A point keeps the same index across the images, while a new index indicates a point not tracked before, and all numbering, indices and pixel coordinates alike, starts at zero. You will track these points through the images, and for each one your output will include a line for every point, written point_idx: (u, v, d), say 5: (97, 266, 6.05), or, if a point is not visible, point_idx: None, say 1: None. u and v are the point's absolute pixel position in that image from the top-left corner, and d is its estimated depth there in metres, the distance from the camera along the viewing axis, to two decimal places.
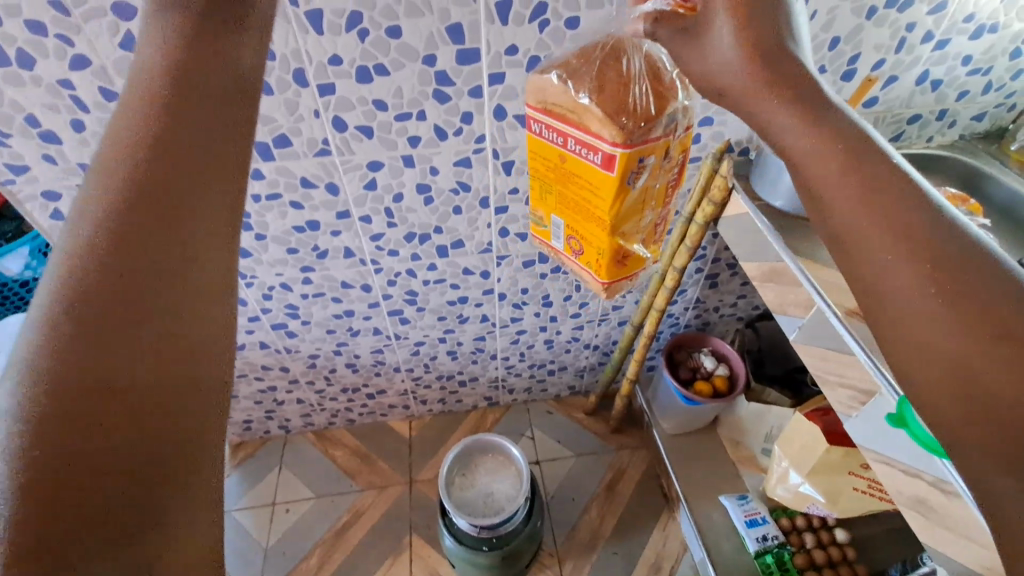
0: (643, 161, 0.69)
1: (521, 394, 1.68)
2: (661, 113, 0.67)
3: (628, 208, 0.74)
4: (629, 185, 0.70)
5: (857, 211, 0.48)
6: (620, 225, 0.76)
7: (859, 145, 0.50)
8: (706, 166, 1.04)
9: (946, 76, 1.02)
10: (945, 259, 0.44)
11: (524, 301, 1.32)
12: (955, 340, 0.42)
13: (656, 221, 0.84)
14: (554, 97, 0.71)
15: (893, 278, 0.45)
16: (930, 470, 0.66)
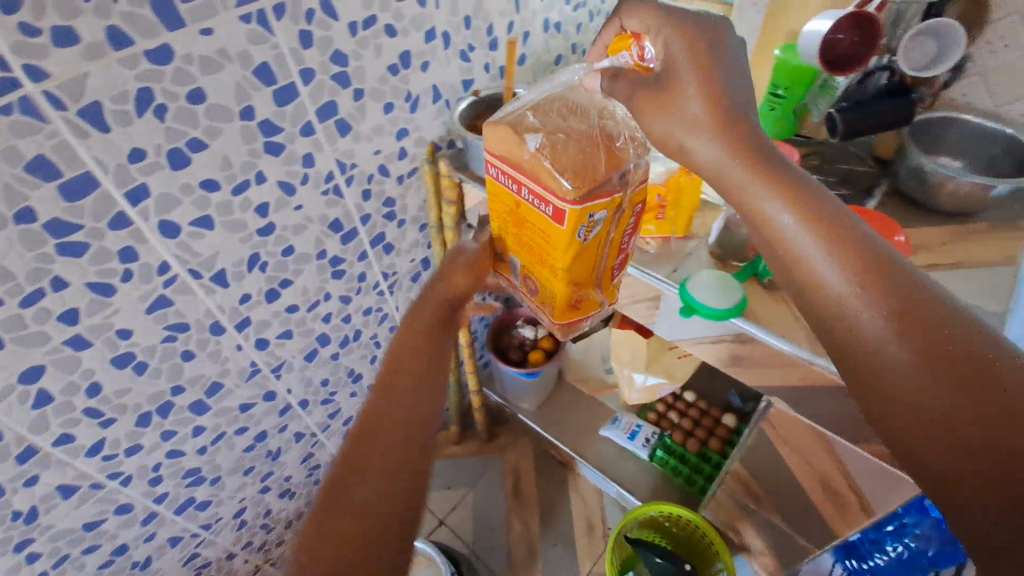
0: (596, 216, 0.61)
1: (386, 472, 1.51)
2: (612, 168, 0.61)
3: (586, 258, 0.66)
4: (583, 240, 0.63)
5: (836, 257, 0.50)
6: (575, 278, 0.68)
7: (829, 209, 0.53)
8: (426, 174, 1.01)
9: (560, 18, 1.16)
10: (924, 314, 0.46)
11: (331, 394, 1.15)
12: (927, 390, 0.44)
13: (614, 265, 0.74)
14: (498, 149, 0.64)
15: (872, 321, 0.47)
16: (728, 331, 0.73)
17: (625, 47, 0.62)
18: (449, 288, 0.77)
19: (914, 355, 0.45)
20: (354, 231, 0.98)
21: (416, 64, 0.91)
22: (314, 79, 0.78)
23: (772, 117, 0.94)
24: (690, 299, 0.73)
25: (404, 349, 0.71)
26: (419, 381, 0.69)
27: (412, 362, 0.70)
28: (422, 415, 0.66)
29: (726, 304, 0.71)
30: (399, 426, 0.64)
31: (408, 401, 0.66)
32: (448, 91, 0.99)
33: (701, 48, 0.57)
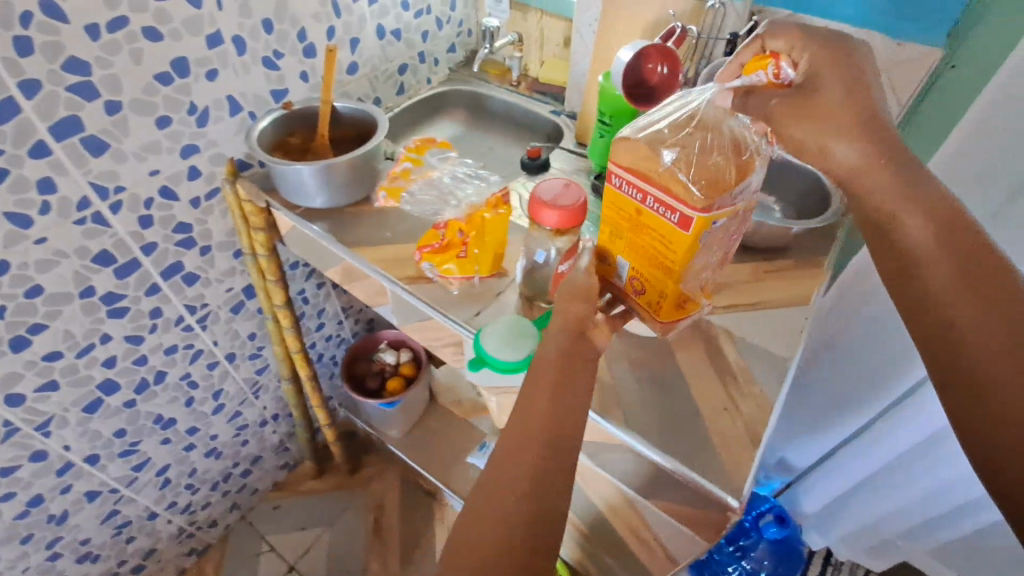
0: (720, 222, 0.52)
1: (229, 515, 1.38)
2: (745, 168, 0.52)
3: (697, 269, 0.56)
4: (702, 247, 0.53)
5: (903, 207, 0.51)
6: (684, 285, 0.57)
7: (908, 168, 0.53)
8: (230, 196, 0.89)
9: (399, 24, 1.07)
10: (974, 261, 0.47)
11: (135, 442, 1.03)
12: (954, 274, 0.47)
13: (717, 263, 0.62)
14: (628, 150, 0.53)
15: (915, 245, 0.50)
16: (524, 383, 0.68)
17: (766, 65, 0.54)
18: (585, 304, 0.54)
19: (957, 292, 0.46)
20: (133, 264, 0.85)
21: (197, 73, 0.79)
22: (40, 90, 0.66)
23: (603, 143, 0.92)
24: (482, 351, 0.67)
25: (525, 420, 0.49)
26: (552, 410, 0.48)
27: (544, 394, 0.49)
28: (553, 438, 0.47)
29: (515, 357, 0.66)
30: (543, 466, 0.46)
31: (551, 429, 0.48)
32: (251, 102, 0.88)
33: (843, 53, 0.55)
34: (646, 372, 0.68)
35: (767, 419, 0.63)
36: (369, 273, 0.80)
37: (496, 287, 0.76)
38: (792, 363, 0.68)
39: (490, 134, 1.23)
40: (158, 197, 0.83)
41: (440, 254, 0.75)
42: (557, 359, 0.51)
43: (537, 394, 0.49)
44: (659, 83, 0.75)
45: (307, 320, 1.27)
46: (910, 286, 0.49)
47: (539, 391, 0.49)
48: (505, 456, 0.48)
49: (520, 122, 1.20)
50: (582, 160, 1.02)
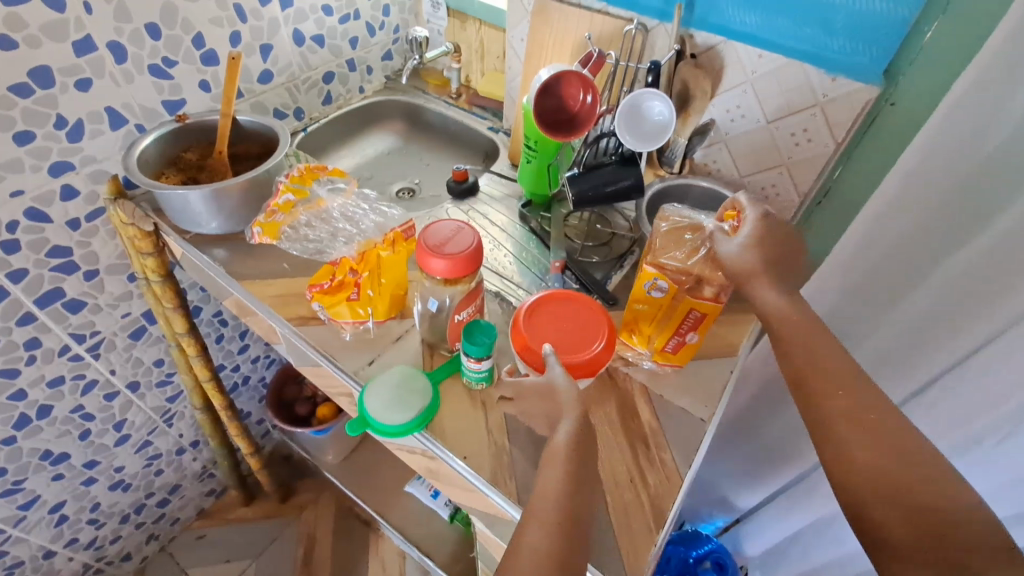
0: (659, 289, 0.61)
1: (146, 547, 1.29)
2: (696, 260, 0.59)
3: (642, 322, 0.64)
4: (644, 300, 0.62)
5: (800, 362, 0.52)
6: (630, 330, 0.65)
7: (805, 323, 0.53)
8: (113, 218, 0.80)
9: (322, 30, 0.99)
10: (875, 416, 0.47)
11: (17, 481, 0.93)
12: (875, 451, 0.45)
13: (674, 347, 0.64)
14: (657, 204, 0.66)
15: (833, 401, 0.48)
16: (415, 445, 0.62)
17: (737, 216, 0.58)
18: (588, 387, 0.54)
19: (864, 436, 0.46)
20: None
21: (64, 82, 0.71)
22: None
23: (531, 170, 0.85)
24: (366, 413, 0.60)
25: (541, 502, 0.48)
26: (569, 498, 0.48)
27: (562, 467, 0.49)
28: (566, 514, 0.47)
29: (399, 421, 0.58)
30: (565, 537, 0.46)
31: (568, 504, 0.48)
32: (138, 113, 0.79)
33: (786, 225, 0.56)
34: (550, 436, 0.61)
35: (672, 495, 0.57)
36: (258, 311, 0.72)
37: (395, 330, 0.69)
38: (710, 427, 0.62)
39: (428, 148, 1.16)
40: (24, 219, 0.74)
41: (328, 295, 0.66)
42: (570, 440, 0.51)
43: (552, 469, 0.49)
44: (581, 111, 0.69)
45: (227, 343, 1.18)
46: (836, 444, 0.47)
47: (556, 464, 0.50)
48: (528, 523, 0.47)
49: (457, 137, 1.13)
50: (514, 183, 0.96)
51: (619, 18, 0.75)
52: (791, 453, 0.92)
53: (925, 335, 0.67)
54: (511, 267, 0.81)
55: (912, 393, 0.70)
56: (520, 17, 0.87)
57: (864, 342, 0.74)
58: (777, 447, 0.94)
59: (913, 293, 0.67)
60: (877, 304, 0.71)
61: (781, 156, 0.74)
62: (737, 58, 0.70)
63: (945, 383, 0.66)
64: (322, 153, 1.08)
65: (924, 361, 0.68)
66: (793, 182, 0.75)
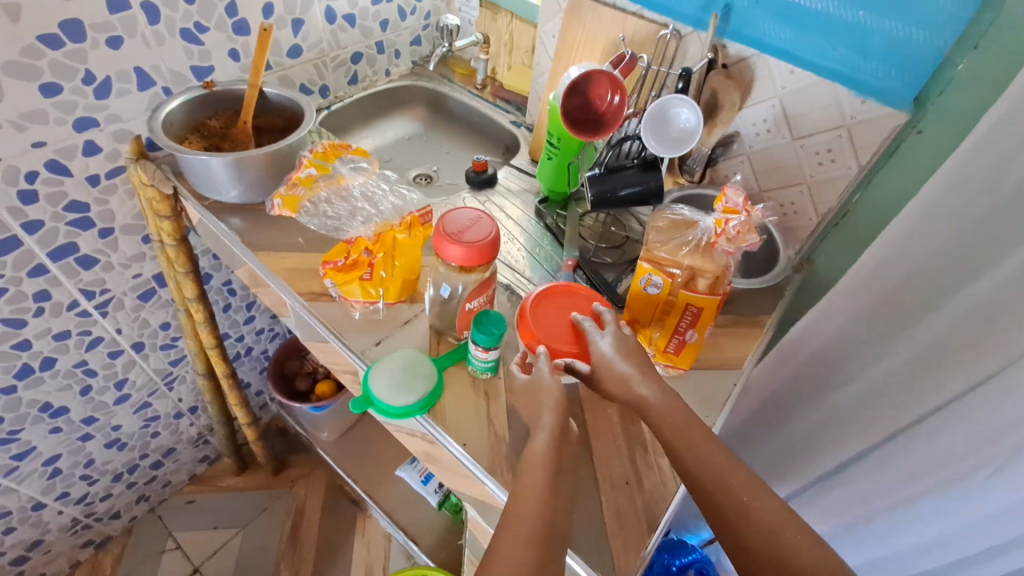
0: (654, 282, 0.58)
1: (136, 507, 1.30)
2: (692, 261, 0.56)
3: (645, 314, 0.62)
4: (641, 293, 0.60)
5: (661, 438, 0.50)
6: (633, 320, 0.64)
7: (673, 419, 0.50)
8: (133, 178, 0.80)
9: (354, 9, 0.99)
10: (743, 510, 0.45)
11: (15, 429, 0.93)
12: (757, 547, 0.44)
13: (677, 345, 0.62)
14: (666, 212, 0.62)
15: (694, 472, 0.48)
16: (416, 427, 0.62)
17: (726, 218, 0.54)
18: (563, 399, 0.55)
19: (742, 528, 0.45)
20: (13, 241, 0.76)
21: (96, 39, 0.71)
22: None
23: (551, 166, 0.85)
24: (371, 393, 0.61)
25: (520, 506, 0.46)
26: (549, 510, 0.45)
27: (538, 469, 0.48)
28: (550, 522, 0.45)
29: (404, 403, 0.58)
30: (547, 536, 0.44)
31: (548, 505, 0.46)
32: (167, 77, 0.80)
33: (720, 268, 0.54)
34: None
35: (666, 500, 0.57)
36: (271, 282, 0.73)
37: (404, 313, 0.69)
38: None
39: (449, 137, 1.16)
40: (44, 171, 0.74)
41: (342, 272, 0.67)
42: (549, 449, 0.50)
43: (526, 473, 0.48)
44: (607, 112, 0.69)
45: (233, 313, 1.18)
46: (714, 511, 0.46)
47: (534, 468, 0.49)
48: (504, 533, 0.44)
49: (478, 128, 1.13)
50: (531, 179, 0.96)
51: (653, 23, 0.75)
52: (783, 471, 0.92)
53: (931, 364, 0.67)
54: (523, 261, 0.82)
55: (909, 422, 0.71)
56: (552, 14, 0.87)
57: (870, 366, 0.74)
58: (770, 464, 0.94)
59: (922, 321, 0.67)
60: (885, 330, 0.71)
61: (802, 174, 0.74)
62: (768, 72, 0.70)
63: (945, 413, 0.66)
64: (344, 132, 1.09)
65: (928, 391, 0.68)
66: (813, 201, 0.75)
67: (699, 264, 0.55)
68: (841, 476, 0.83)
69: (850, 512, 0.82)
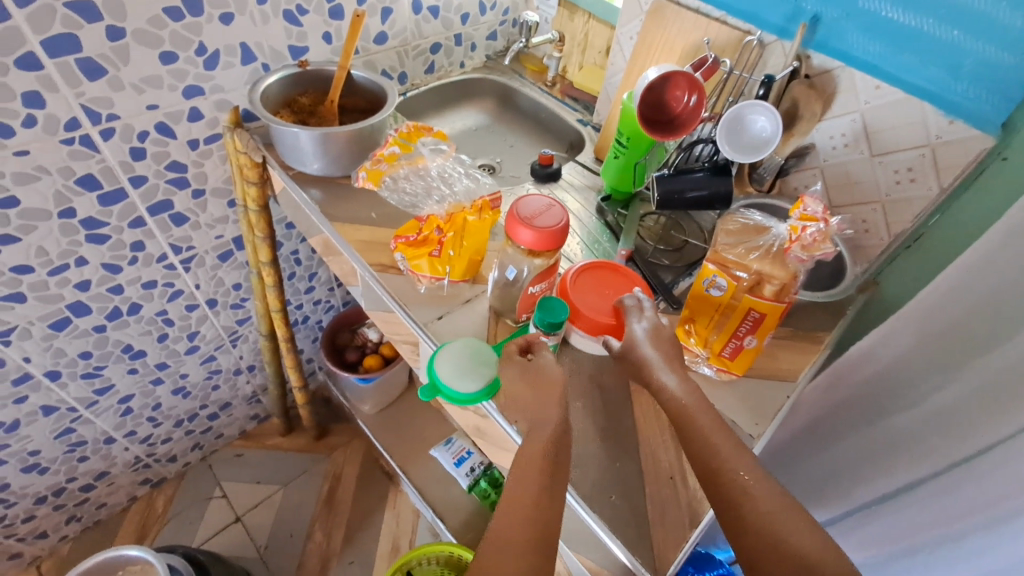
0: (717, 284, 0.59)
1: (190, 454, 1.39)
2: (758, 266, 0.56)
3: (705, 316, 0.63)
4: (704, 294, 0.62)
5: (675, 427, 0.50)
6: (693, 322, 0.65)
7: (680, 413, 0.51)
8: (228, 145, 0.87)
9: (438, 2, 1.03)
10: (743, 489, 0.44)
11: (99, 366, 1.02)
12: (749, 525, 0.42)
13: (733, 349, 0.63)
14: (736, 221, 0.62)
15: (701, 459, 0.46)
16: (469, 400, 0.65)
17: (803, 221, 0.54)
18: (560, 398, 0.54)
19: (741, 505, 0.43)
20: (120, 193, 0.83)
21: (211, 15, 0.76)
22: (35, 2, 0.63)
23: (617, 165, 0.86)
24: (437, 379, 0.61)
25: (516, 500, 0.46)
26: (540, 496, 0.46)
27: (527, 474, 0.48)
28: (543, 524, 0.45)
29: (474, 387, 0.60)
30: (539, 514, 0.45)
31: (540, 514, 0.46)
32: (267, 54, 0.85)
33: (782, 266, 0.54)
34: (599, 415, 0.63)
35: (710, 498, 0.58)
36: (345, 250, 0.77)
37: (467, 291, 0.72)
38: (757, 443, 0.63)
39: (515, 130, 1.19)
40: (153, 133, 0.81)
41: (413, 248, 0.70)
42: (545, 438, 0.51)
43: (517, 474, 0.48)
44: (683, 113, 0.70)
45: (296, 281, 1.25)
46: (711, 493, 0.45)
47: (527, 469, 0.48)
48: (493, 537, 0.45)
49: (545, 124, 1.15)
50: (595, 176, 0.98)
51: (737, 29, 0.76)
52: (825, 493, 0.90)
53: (997, 397, 0.64)
54: (580, 254, 0.84)
55: (965, 456, 0.68)
56: (633, 16, 0.89)
57: (931, 394, 0.72)
58: (811, 484, 0.93)
59: (992, 352, 0.64)
60: (951, 359, 0.69)
61: (878, 192, 0.73)
62: (852, 86, 0.70)
63: (1005, 449, 0.63)
64: (416, 119, 1.13)
65: (991, 426, 0.65)
66: (886, 220, 0.74)
67: (767, 268, 0.56)
68: (887, 505, 0.80)
69: (894, 544, 0.80)
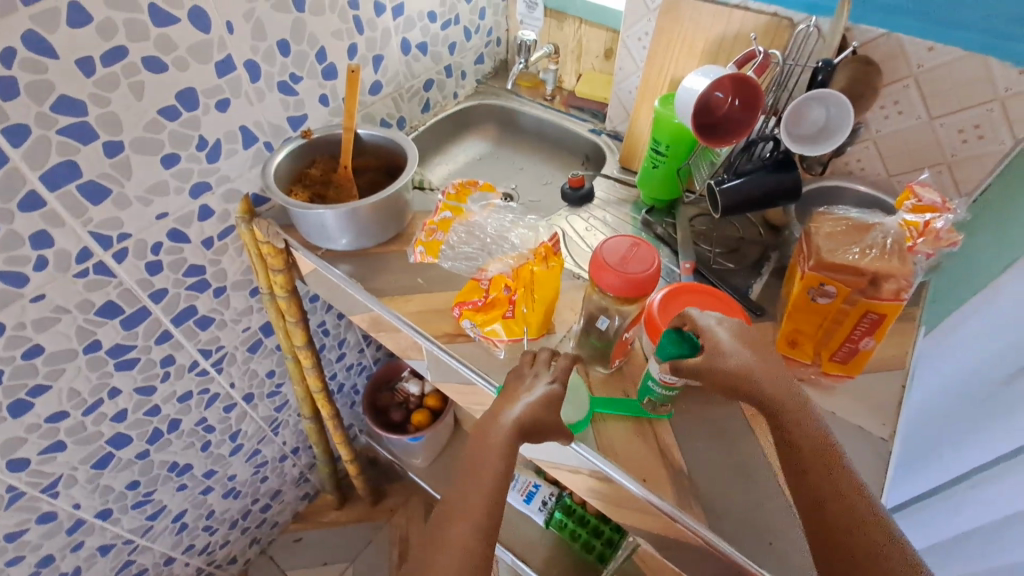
0: (828, 294, 0.56)
1: (248, 551, 1.31)
2: (877, 273, 0.53)
3: (810, 325, 0.60)
4: (809, 304, 0.59)
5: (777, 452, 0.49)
6: (794, 332, 0.62)
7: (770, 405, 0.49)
8: (244, 236, 0.81)
9: (426, 38, 0.98)
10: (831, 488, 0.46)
11: (146, 492, 0.94)
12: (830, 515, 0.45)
13: (843, 353, 0.61)
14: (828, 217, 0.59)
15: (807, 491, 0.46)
16: (583, 465, 0.61)
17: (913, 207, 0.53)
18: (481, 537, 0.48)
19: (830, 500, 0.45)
20: (142, 311, 0.76)
21: (207, 106, 0.70)
22: (28, 136, 0.57)
23: (657, 174, 0.82)
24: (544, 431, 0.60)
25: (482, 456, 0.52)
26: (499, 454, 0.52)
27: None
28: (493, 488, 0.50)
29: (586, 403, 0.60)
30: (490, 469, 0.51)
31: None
32: (268, 131, 0.79)
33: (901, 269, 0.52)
34: (724, 452, 0.59)
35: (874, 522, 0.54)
36: (402, 326, 0.71)
37: (547, 345, 0.67)
38: (893, 446, 0.59)
39: (522, 152, 1.14)
40: (167, 242, 0.75)
41: (483, 312, 0.65)
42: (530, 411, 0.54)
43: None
44: (728, 113, 0.66)
45: (327, 352, 1.19)
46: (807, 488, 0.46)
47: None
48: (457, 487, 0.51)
49: (554, 140, 1.10)
50: (628, 187, 0.93)
51: (763, 13, 0.72)
52: (929, 464, 0.87)
53: None
54: None
55: None
56: (640, 16, 0.86)
57: None
58: (909, 455, 0.90)
59: None
60: None
61: (942, 154, 0.70)
62: (901, 51, 0.66)
63: None
64: (422, 162, 1.08)
65: None
66: (954, 181, 0.71)
67: (884, 266, 0.53)
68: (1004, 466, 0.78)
69: None
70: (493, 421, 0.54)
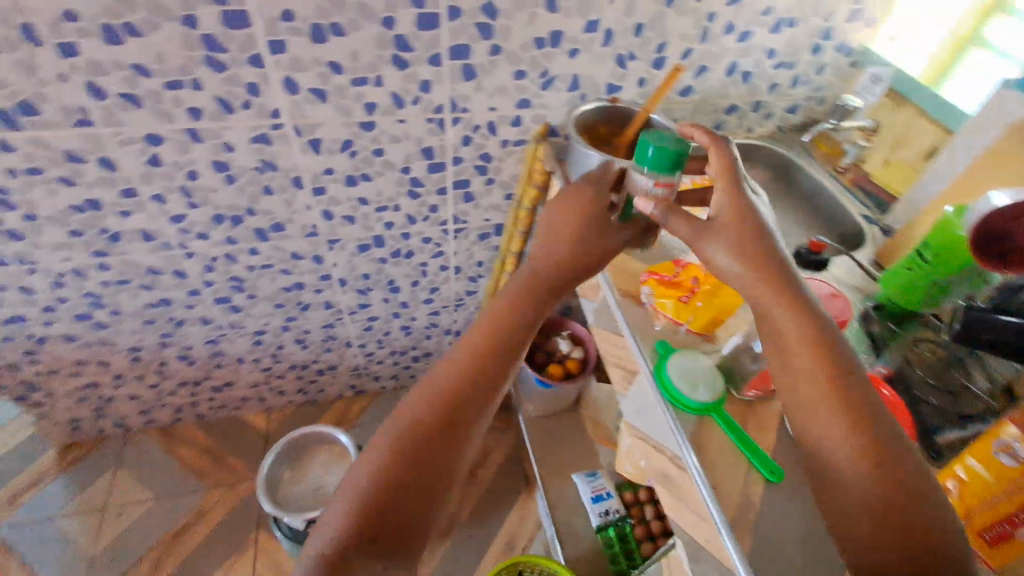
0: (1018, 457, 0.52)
1: (388, 381, 1.64)
2: None
3: (977, 485, 0.56)
4: (989, 459, 0.54)
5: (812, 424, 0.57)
6: (955, 483, 0.57)
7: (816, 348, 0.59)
8: (530, 150, 1.03)
9: (755, 68, 1.05)
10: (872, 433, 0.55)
11: (368, 287, 1.28)
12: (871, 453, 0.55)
13: (1001, 531, 0.55)
14: None
15: (864, 487, 0.53)
16: (669, 445, 0.67)
17: None
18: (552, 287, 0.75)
19: (864, 447, 0.55)
20: (442, 165, 1.04)
21: (564, 48, 0.92)
22: (459, 18, 0.83)
23: (907, 278, 0.79)
24: (665, 381, 0.68)
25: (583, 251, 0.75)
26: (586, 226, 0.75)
27: (426, 462, 0.64)
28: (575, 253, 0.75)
29: (712, 399, 0.66)
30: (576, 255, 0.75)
31: (426, 485, 0.64)
32: (589, 86, 0.99)
33: None
34: (801, 519, 0.60)
35: None
36: (597, 267, 0.83)
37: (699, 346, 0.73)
38: None
39: (782, 206, 1.14)
40: (484, 128, 1.00)
41: (664, 287, 0.75)
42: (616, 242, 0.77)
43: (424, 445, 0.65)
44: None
45: None
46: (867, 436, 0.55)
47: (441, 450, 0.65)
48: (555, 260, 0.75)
49: (821, 208, 1.09)
50: (866, 278, 0.90)
51: None
52: None
53: None
54: None
55: None
56: (990, 127, 0.80)
57: None
58: None
59: None
60: None
61: None
62: None
63: None
64: None
65: None
66: None
67: None
68: None
69: None
70: (612, 244, 0.76)
